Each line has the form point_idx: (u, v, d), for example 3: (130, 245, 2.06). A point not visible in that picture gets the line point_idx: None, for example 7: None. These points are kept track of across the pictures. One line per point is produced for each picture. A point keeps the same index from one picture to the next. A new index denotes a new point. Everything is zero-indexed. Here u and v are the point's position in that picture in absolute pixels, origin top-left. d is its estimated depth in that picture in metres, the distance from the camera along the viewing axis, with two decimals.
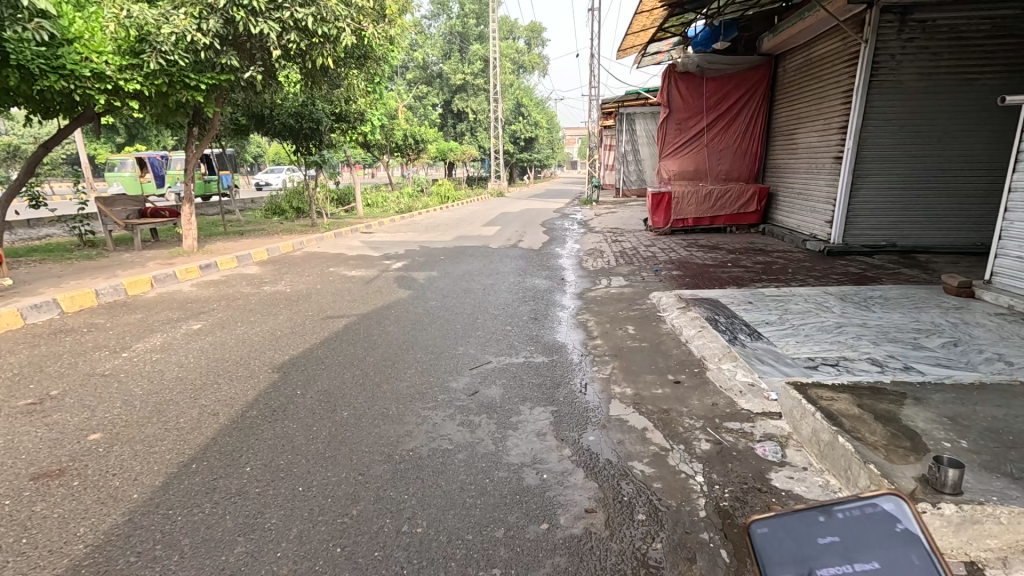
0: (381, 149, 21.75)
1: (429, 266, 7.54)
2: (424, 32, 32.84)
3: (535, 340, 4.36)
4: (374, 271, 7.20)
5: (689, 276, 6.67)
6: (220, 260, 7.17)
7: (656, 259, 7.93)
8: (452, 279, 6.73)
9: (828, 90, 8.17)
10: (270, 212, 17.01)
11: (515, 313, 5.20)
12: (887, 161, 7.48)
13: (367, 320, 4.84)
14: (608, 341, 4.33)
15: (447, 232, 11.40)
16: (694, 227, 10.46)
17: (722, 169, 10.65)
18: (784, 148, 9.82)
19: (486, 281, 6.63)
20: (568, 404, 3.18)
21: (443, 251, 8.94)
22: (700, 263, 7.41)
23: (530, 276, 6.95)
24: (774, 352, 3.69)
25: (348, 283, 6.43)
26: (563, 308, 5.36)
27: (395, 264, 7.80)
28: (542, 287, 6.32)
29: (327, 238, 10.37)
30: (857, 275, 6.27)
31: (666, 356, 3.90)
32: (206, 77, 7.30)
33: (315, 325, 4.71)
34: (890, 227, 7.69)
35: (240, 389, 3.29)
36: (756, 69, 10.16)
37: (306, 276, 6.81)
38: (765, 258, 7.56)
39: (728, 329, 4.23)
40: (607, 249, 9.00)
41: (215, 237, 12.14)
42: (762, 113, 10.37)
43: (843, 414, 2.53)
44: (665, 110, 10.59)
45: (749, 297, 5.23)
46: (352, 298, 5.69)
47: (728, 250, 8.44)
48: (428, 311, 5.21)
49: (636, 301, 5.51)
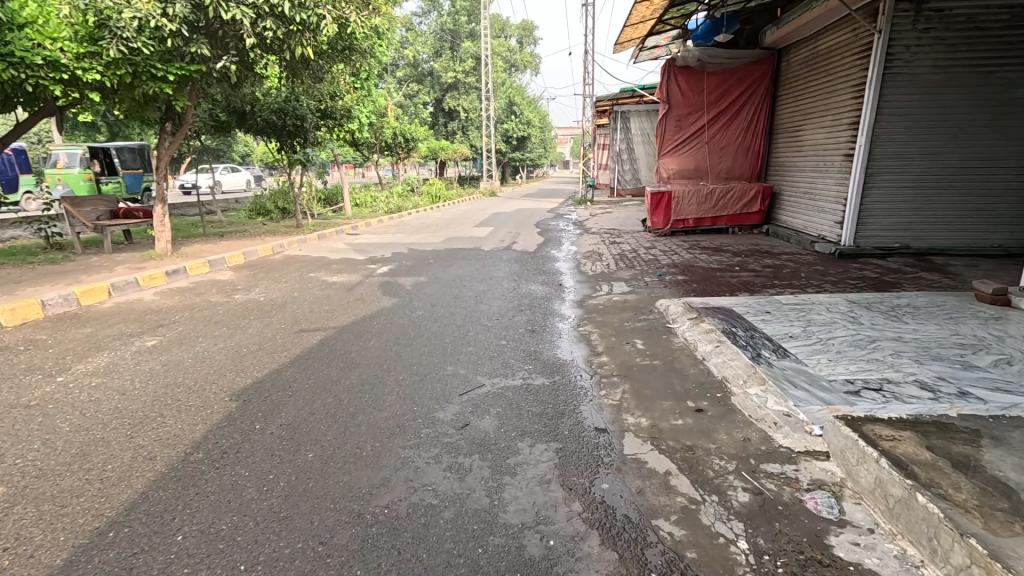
0: (370, 147, 21.17)
1: (417, 271, 7.05)
2: (414, 29, 32.23)
3: (533, 358, 3.88)
4: (357, 277, 6.68)
5: (695, 280, 6.23)
6: (190, 265, 6.62)
7: (658, 262, 7.50)
8: (441, 285, 6.23)
9: (837, 84, 7.76)
10: (254, 213, 16.41)
11: (510, 324, 4.72)
12: (902, 159, 7.08)
13: (345, 334, 4.35)
14: (615, 358, 3.86)
15: (437, 233, 10.91)
16: (695, 228, 10.04)
17: (723, 167, 10.28)
18: (789, 146, 9.42)
19: (478, 287, 6.14)
20: (574, 439, 2.71)
21: (432, 254, 8.43)
22: (706, 267, 6.98)
23: (526, 281, 6.49)
24: (806, 373, 3.25)
25: (328, 291, 5.92)
26: (562, 319, 4.89)
27: (381, 268, 7.30)
28: (538, 294, 5.84)
29: (310, 240, 9.84)
30: (875, 280, 5.87)
31: (682, 377, 3.44)
32: (176, 68, 6.77)
33: (286, 340, 4.19)
34: (904, 228, 7.30)
35: (187, 425, 2.78)
36: (758, 63, 9.72)
37: (283, 282, 6.30)
38: (774, 261, 7.15)
39: (750, 344, 3.78)
40: (606, 251, 8.56)
41: (194, 239, 11.58)
42: (764, 109, 9.96)
43: (912, 461, 2.08)
44: (664, 106, 10.30)
45: (766, 307, 4.78)
46: (330, 308, 5.18)
47: (732, 252, 8.02)
48: (413, 322, 4.71)
49: (642, 310, 5.05)
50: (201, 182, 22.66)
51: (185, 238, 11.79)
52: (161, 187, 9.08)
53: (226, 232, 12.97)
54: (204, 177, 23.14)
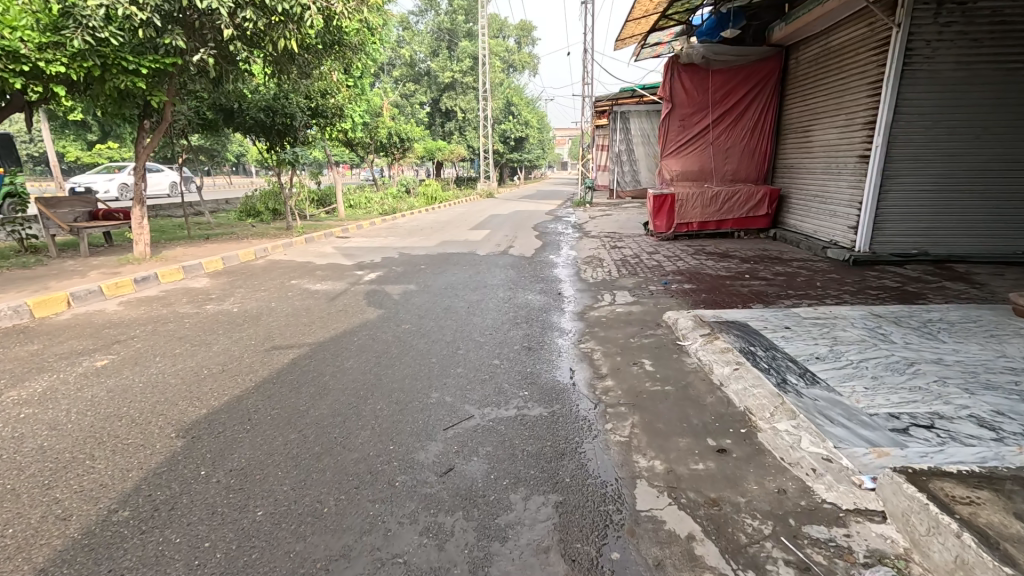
0: (365, 148, 20.73)
1: (407, 277, 6.64)
2: (411, 28, 31.81)
3: (529, 382, 3.45)
4: (342, 285, 6.24)
5: (704, 289, 5.83)
6: (162, 271, 6.18)
7: (662, 268, 7.10)
8: (432, 294, 5.80)
9: (850, 81, 7.37)
10: (244, 214, 15.96)
11: (504, 340, 4.29)
12: (921, 160, 6.69)
13: (321, 352, 3.91)
14: (621, 382, 3.43)
15: (431, 236, 10.50)
16: (699, 232, 9.64)
17: (728, 169, 9.88)
18: (798, 146, 9.03)
19: (471, 296, 5.71)
20: (577, 489, 2.29)
21: (424, 259, 8.00)
22: (714, 274, 6.58)
23: (523, 289, 6.07)
24: (842, 405, 2.83)
25: (309, 300, 5.49)
26: (561, 334, 4.46)
27: (368, 274, 6.88)
28: (536, 304, 5.40)
29: (297, 243, 9.39)
30: (896, 290, 5.47)
31: (698, 407, 3.02)
32: (148, 61, 6.34)
33: (254, 358, 3.76)
34: (922, 234, 6.90)
35: (117, 472, 2.35)
36: (765, 61, 9.32)
37: (262, 290, 5.86)
38: (785, 268, 6.75)
39: (773, 367, 3.37)
40: (606, 256, 8.15)
41: (178, 241, 11.15)
42: (771, 108, 9.56)
43: (999, 534, 1.67)
44: (667, 105, 9.85)
45: (785, 321, 4.36)
46: (308, 321, 4.75)
47: (740, 258, 7.63)
48: (398, 338, 4.28)
49: (648, 324, 4.63)
50: (191, 181, 22.19)
51: (168, 240, 11.35)
52: (139, 188, 8.62)
53: (212, 234, 12.52)
54: (195, 177, 22.70)
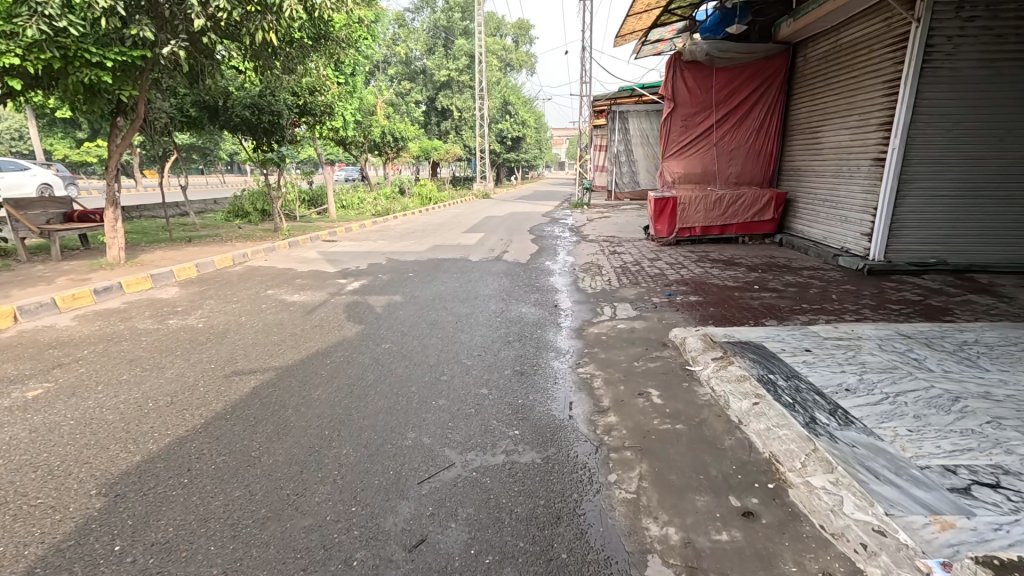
0: (358, 147, 20.25)
1: (394, 287, 6.20)
2: (407, 25, 31.32)
3: (520, 418, 3.02)
4: (322, 295, 5.80)
5: (711, 302, 5.42)
6: (127, 280, 5.72)
7: (665, 277, 6.68)
8: (418, 307, 5.36)
9: (864, 80, 6.98)
10: (231, 215, 15.49)
11: (494, 363, 3.86)
12: (941, 164, 6.31)
13: (286, 380, 3.47)
14: (626, 418, 3.01)
15: (422, 240, 10.06)
16: (702, 237, 9.24)
17: (732, 172, 9.48)
18: (806, 148, 8.63)
19: (460, 309, 5.27)
20: (576, 570, 1.87)
21: (413, 266, 7.56)
22: (721, 285, 6.16)
23: (516, 301, 5.65)
24: (886, 454, 2.41)
25: (283, 314, 5.05)
26: (557, 355, 4.03)
27: (352, 283, 6.44)
28: (530, 319, 4.98)
29: (280, 247, 8.92)
30: (919, 305, 5.07)
31: (716, 452, 2.60)
32: (114, 53, 5.88)
33: (208, 388, 3.32)
34: (941, 242, 6.52)
35: (10, 549, 1.91)
36: (772, 59, 8.93)
37: (234, 302, 5.42)
38: (796, 278, 6.35)
39: (798, 402, 2.95)
40: (605, 263, 7.73)
41: (158, 245, 10.68)
42: (777, 109, 9.18)
43: None
44: (669, 104, 9.40)
45: (804, 343, 3.95)
46: (278, 339, 4.30)
47: (747, 266, 7.22)
48: (375, 361, 3.84)
49: (653, 344, 4.21)
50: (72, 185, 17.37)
51: (149, 243, 10.88)
52: (111, 189, 8.14)
53: (196, 236, 12.05)
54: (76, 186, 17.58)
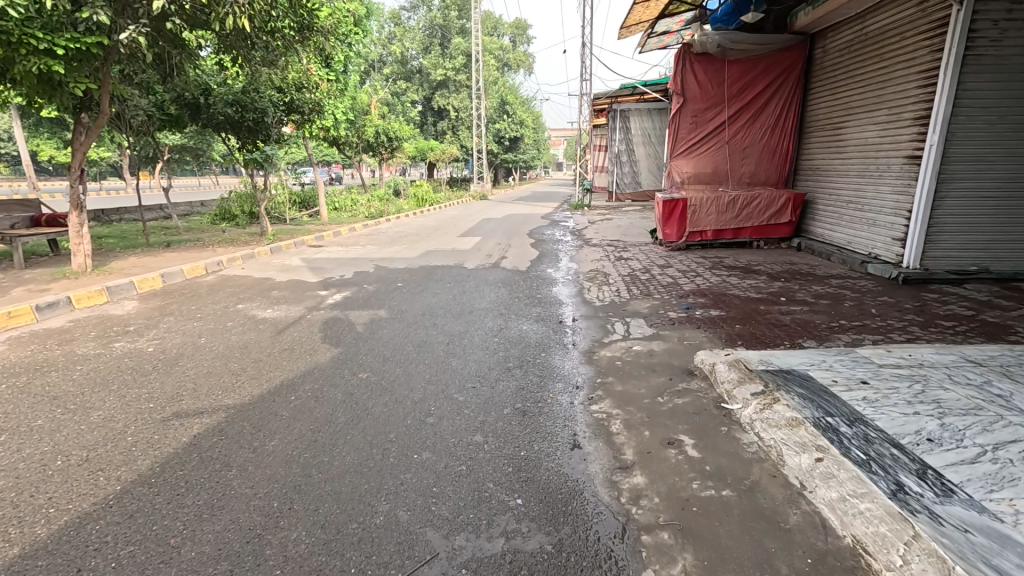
0: (352, 147, 19.60)
1: (380, 300, 5.59)
2: (403, 24, 30.69)
3: (524, 480, 2.40)
4: (297, 311, 5.17)
5: (735, 317, 4.82)
6: (78, 294, 5.08)
7: (679, 287, 6.08)
8: (405, 324, 4.74)
9: (895, 70, 6.39)
10: (218, 218, 14.84)
11: (491, 397, 3.25)
12: (983, 162, 5.74)
13: (236, 425, 2.83)
14: (657, 478, 2.40)
15: (415, 245, 9.45)
16: (713, 241, 8.65)
17: (745, 171, 8.90)
18: (826, 146, 8.06)
19: (453, 327, 4.66)
20: None
21: (403, 274, 6.93)
22: (742, 297, 5.55)
23: (516, 316, 5.05)
24: (1016, 546, 1.81)
25: (250, 333, 4.42)
26: (565, 387, 3.42)
27: (334, 295, 5.82)
28: (532, 340, 4.35)
29: (260, 253, 8.27)
30: (972, 321, 4.49)
31: (780, 536, 2.00)
32: (66, 40, 5.25)
33: (137, 437, 2.69)
34: (982, 247, 5.96)
35: None
36: (789, 50, 8.35)
37: (197, 319, 4.79)
38: (825, 288, 5.76)
39: (875, 460, 2.34)
40: (612, 270, 7.13)
41: (134, 251, 10.03)
42: (794, 104, 8.60)
43: None
44: (678, 99, 8.83)
45: (857, 372, 3.36)
46: (238, 367, 3.67)
47: (768, 274, 6.63)
48: (349, 396, 3.22)
49: (677, 372, 3.61)
50: None
51: (125, 249, 10.24)
52: (76, 191, 7.49)
53: (178, 241, 11.42)
54: None
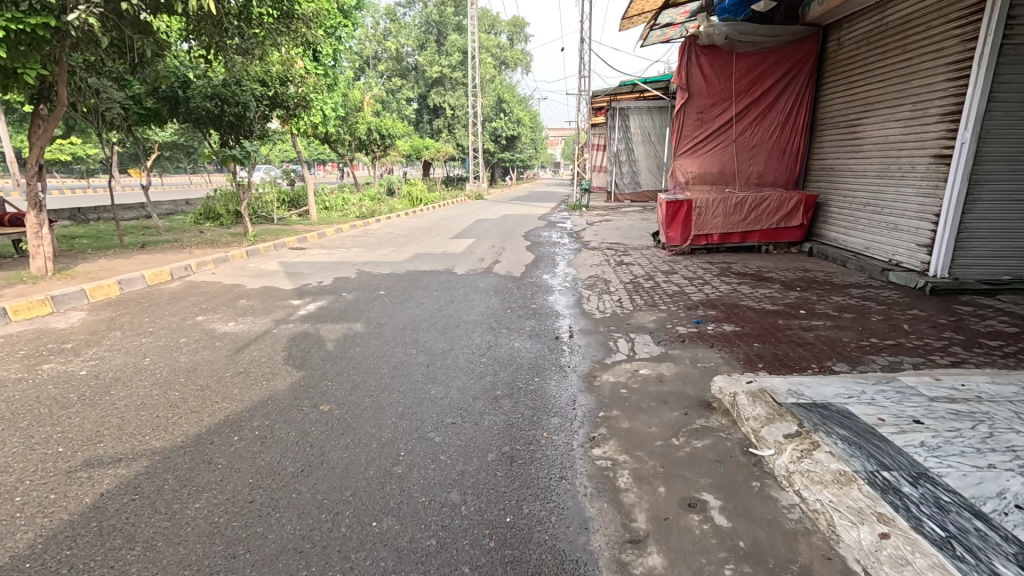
0: (343, 145, 19.00)
1: (359, 310, 5.07)
2: (398, 20, 30.09)
3: (508, 562, 1.88)
4: (263, 323, 4.63)
5: (753, 333, 4.33)
6: (17, 304, 4.53)
7: (687, 296, 5.58)
8: (382, 341, 4.21)
9: (921, 62, 5.91)
10: (201, 217, 14.22)
11: (474, 437, 2.73)
12: (1018, 162, 5.26)
13: (156, 479, 2.31)
14: (678, 560, 1.88)
15: (404, 247, 8.92)
16: (720, 245, 8.16)
17: (754, 171, 8.41)
18: (840, 144, 7.57)
19: (436, 344, 4.14)
20: None
21: (386, 281, 6.39)
22: (757, 309, 5.06)
23: (508, 331, 4.53)
24: None
25: (203, 352, 3.88)
26: (562, 424, 2.89)
27: (309, 304, 5.29)
28: (524, 361, 3.83)
29: (235, 256, 7.70)
30: (1019, 339, 4.00)
31: None
32: (3, 18, 4.68)
33: (27, 498, 2.15)
34: (1014, 254, 5.51)
35: None
36: (801, 42, 7.85)
37: (148, 333, 4.25)
38: (846, 299, 5.27)
39: (959, 539, 1.83)
40: (614, 277, 6.63)
41: (105, 253, 9.45)
42: (806, 99, 8.11)
43: None
44: (682, 94, 8.31)
45: (906, 406, 2.85)
46: (178, 395, 3.14)
47: (781, 282, 6.13)
48: (303, 437, 2.70)
49: (693, 404, 3.09)
50: None
51: (96, 250, 9.65)
52: (33, 189, 6.91)
53: (155, 242, 10.82)
54: None
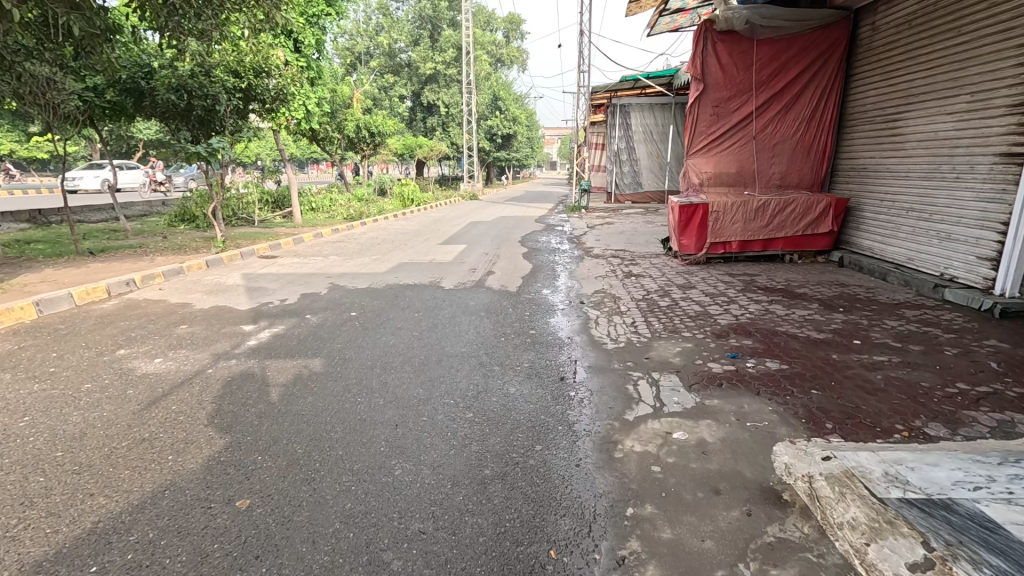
0: (331, 143, 18.05)
1: (320, 340, 4.19)
2: (391, 14, 29.10)
3: None
4: (198, 359, 3.75)
5: (807, 375, 3.48)
6: None
7: (714, 319, 4.74)
8: (342, 386, 3.33)
9: (982, 46, 5.12)
10: (175, 219, 13.27)
11: (449, 564, 1.87)
12: None
13: None
14: None
15: (387, 255, 8.04)
16: (739, 254, 7.33)
17: (775, 171, 7.57)
18: (874, 141, 6.76)
19: (410, 391, 3.27)
20: None
21: (362, 298, 5.51)
22: (800, 338, 4.21)
23: (502, 370, 3.67)
24: None
25: (105, 405, 2.99)
26: (578, 534, 2.03)
27: (262, 331, 4.40)
28: (522, 418, 2.96)
29: (192, 266, 6.79)
30: None
31: None
32: None
33: None
34: None
35: None
36: (829, 28, 7.05)
37: (42, 376, 3.35)
38: (904, 324, 4.44)
39: None
40: (624, 293, 5.79)
41: (54, 260, 8.50)
42: (833, 92, 7.29)
43: None
44: (698, 85, 7.44)
45: None
46: (39, 484, 2.25)
47: (818, 300, 5.31)
48: (194, 568, 1.82)
49: (756, 495, 2.24)
50: None
51: (46, 257, 8.72)
52: None
53: (116, 247, 9.87)
54: None
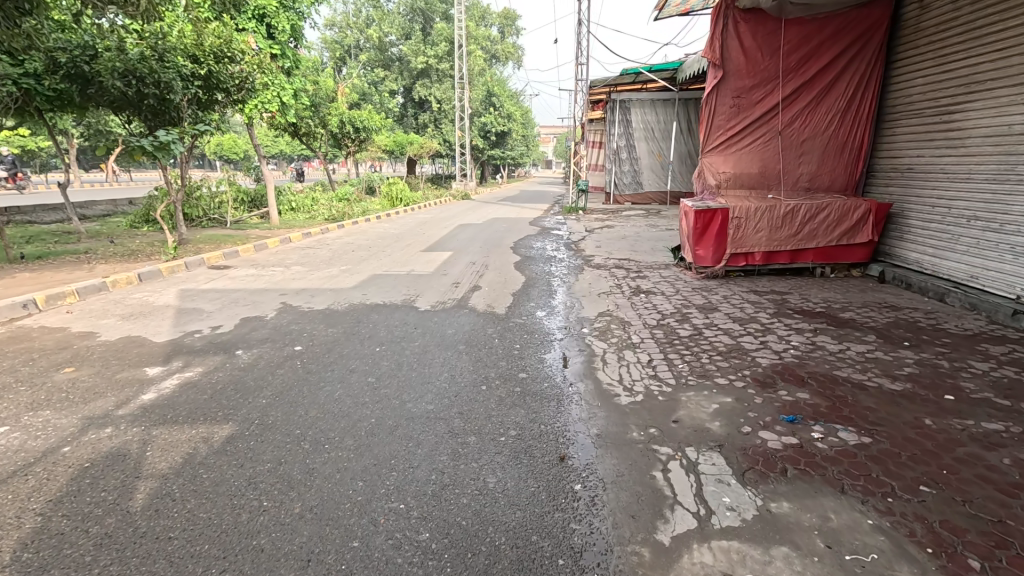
0: (313, 139, 16.92)
1: (241, 393, 3.14)
2: (382, 6, 27.90)
3: None
4: (60, 425, 2.72)
5: (902, 456, 2.49)
6: None
7: (751, 358, 3.75)
8: (246, 479, 2.31)
9: None
10: (138, 220, 12.13)
11: None
12: None
13: None
14: None
15: (359, 265, 7.00)
16: (762, 266, 6.36)
17: (803, 172, 6.61)
18: (921, 138, 5.80)
19: (343, 488, 2.25)
20: None
21: (315, 325, 4.48)
22: (871, 390, 3.22)
23: (479, 445, 2.64)
24: None
25: None
26: None
27: (169, 377, 3.35)
28: (503, 546, 1.95)
29: (118, 281, 5.69)
30: None
31: None
32: None
33: None
34: None
35: None
36: (869, 6, 6.08)
37: None
38: (996, 368, 3.46)
39: None
40: (634, 318, 4.80)
41: None
42: (872, 81, 6.32)
43: None
44: (716, 73, 6.49)
45: None
46: None
47: (874, 329, 4.33)
48: None
49: None
50: None
51: None
52: None
53: (58, 253, 8.76)
54: None
